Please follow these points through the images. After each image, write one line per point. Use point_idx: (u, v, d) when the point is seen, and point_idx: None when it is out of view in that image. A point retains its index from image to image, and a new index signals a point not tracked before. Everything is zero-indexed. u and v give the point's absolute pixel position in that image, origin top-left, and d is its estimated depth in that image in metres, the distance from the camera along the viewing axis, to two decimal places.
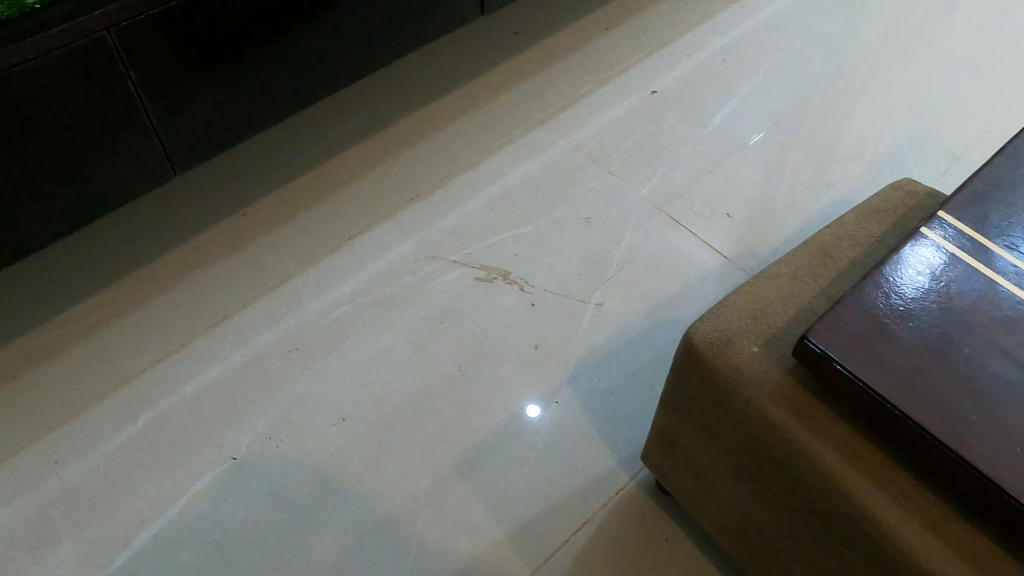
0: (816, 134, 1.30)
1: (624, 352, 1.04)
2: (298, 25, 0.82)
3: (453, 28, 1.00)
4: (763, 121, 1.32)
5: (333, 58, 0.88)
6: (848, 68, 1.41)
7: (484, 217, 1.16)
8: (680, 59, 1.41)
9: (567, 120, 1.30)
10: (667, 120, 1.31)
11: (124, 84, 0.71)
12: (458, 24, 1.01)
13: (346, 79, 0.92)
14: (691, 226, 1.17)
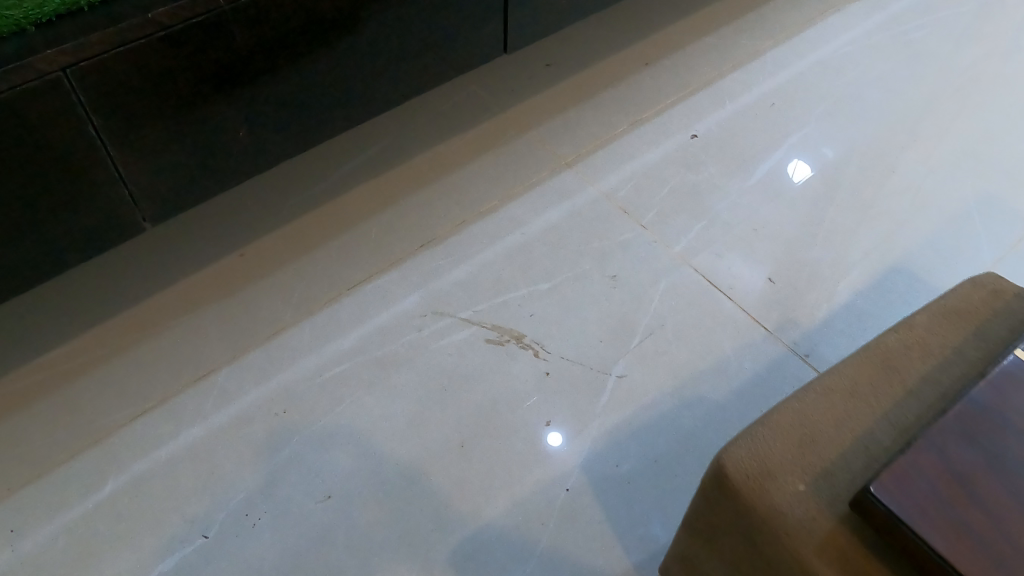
0: (872, 193, 1.18)
1: (647, 434, 0.92)
2: (292, 65, 0.73)
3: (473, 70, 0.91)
4: (813, 174, 1.20)
5: (333, 99, 0.79)
6: (910, 118, 1.29)
7: (500, 270, 1.06)
8: (724, 101, 1.29)
9: (597, 163, 1.19)
10: (707, 168, 1.19)
11: (85, 130, 0.63)
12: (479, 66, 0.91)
13: (348, 123, 0.83)
14: (728, 290, 1.05)
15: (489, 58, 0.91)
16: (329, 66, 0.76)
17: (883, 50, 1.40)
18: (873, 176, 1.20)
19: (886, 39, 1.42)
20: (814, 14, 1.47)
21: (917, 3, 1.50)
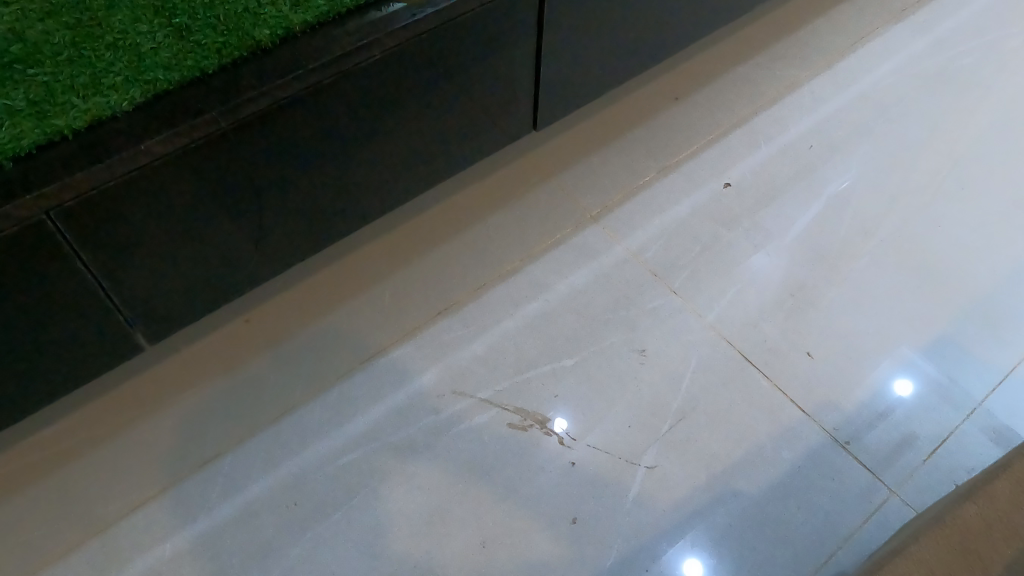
0: (919, 250, 1.11)
1: (681, 533, 0.88)
2: (305, 173, 0.65)
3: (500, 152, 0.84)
4: (855, 228, 1.13)
5: (349, 196, 0.72)
6: (958, 162, 1.20)
7: (522, 343, 0.99)
8: (758, 142, 1.21)
9: (625, 217, 1.11)
10: (740, 223, 1.12)
11: (74, 264, 0.56)
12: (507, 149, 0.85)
13: (363, 212, 0.76)
14: (765, 367, 0.99)
15: (517, 135, 0.84)
16: (345, 165, 0.68)
17: (928, 82, 1.30)
18: (919, 232, 1.13)
19: (930, 68, 1.32)
20: (855, 37, 1.36)
21: (967, 23, 1.39)
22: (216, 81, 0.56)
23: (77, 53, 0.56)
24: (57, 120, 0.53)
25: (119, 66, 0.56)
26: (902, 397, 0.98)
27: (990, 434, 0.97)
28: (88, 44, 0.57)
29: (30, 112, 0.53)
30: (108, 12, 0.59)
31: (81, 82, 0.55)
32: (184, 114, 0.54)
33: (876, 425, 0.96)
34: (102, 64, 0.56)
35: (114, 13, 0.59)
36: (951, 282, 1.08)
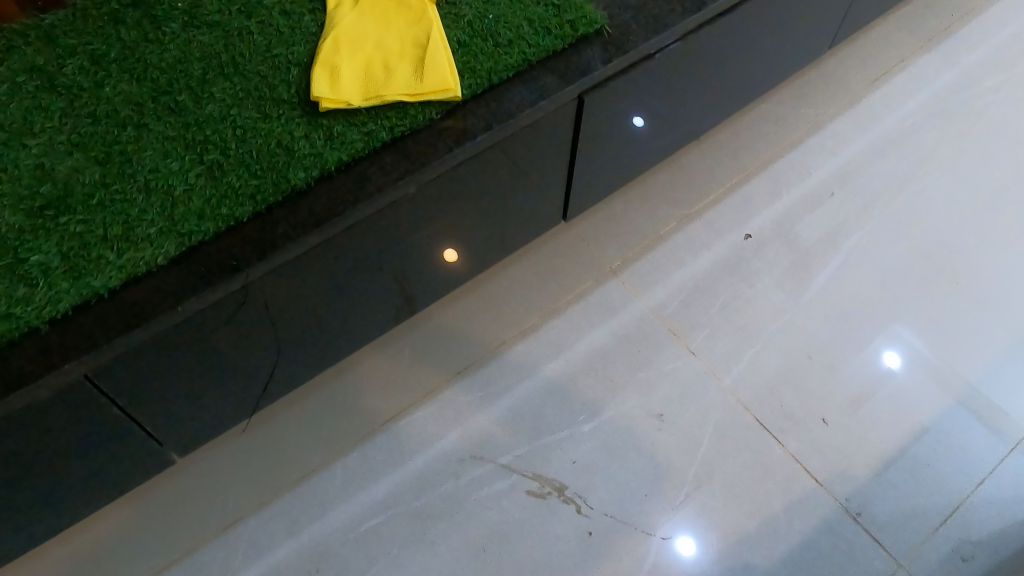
0: (936, 309, 1.10)
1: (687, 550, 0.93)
2: (337, 296, 0.65)
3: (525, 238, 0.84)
4: (877, 287, 1.11)
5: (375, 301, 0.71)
6: (979, 211, 1.19)
7: (541, 406, 1.00)
8: (779, 189, 1.19)
9: (644, 270, 1.11)
10: (759, 279, 1.11)
11: (109, 409, 0.56)
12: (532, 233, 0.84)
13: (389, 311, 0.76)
14: (780, 434, 1.00)
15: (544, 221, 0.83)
16: (374, 281, 0.68)
17: (951, 122, 1.27)
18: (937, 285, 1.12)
19: (954, 106, 1.29)
20: (880, 70, 1.32)
21: (997, 51, 1.35)
22: (249, 229, 0.55)
23: (109, 196, 0.55)
24: (91, 280, 0.52)
25: (154, 212, 0.55)
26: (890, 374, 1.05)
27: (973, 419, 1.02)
28: (119, 185, 0.56)
29: (64, 272, 0.52)
30: (139, 146, 0.57)
31: (114, 232, 0.54)
32: (219, 269, 0.53)
33: (864, 404, 1.02)
34: (135, 211, 0.55)
35: (144, 147, 0.57)
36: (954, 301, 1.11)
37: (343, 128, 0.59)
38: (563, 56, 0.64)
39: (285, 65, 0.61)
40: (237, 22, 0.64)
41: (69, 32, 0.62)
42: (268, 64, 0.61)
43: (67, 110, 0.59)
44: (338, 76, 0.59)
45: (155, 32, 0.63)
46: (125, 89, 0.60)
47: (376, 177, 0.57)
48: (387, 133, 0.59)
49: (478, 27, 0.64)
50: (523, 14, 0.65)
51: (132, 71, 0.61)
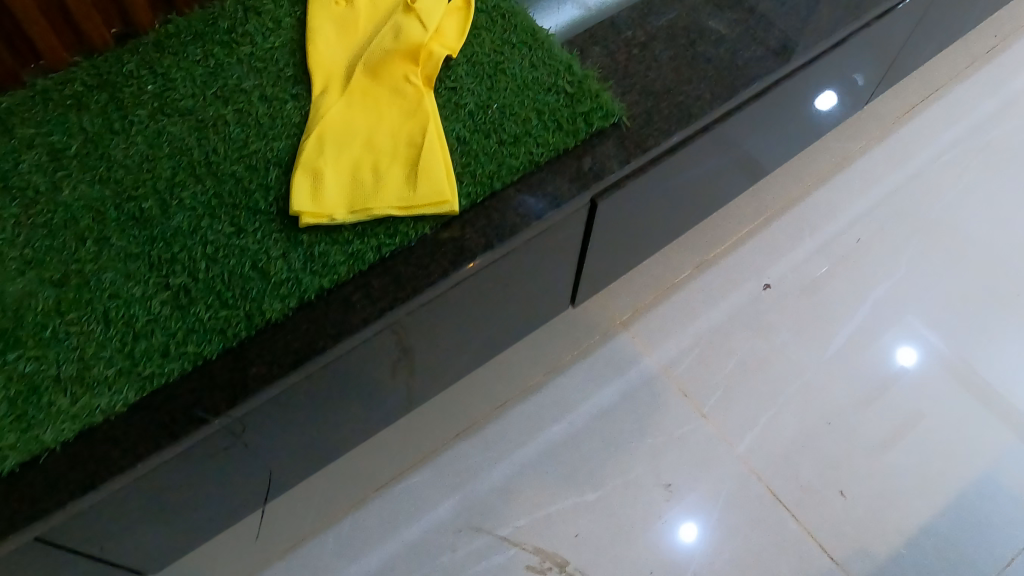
0: (968, 374, 1.03)
1: (688, 536, 0.93)
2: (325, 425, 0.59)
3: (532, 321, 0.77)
4: (908, 355, 1.04)
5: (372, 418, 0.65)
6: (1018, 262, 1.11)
7: (543, 472, 0.95)
8: (803, 234, 1.12)
9: (657, 323, 1.05)
10: (778, 334, 1.05)
11: (66, 553, 0.52)
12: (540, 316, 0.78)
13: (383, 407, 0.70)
14: (795, 508, 0.94)
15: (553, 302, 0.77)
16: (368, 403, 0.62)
17: (990, 159, 1.19)
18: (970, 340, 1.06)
19: (992, 140, 1.21)
20: (915, 98, 1.23)
21: None
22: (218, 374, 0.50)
23: (63, 327, 0.50)
24: (40, 432, 0.47)
25: (113, 349, 0.49)
26: (905, 367, 1.03)
27: (992, 411, 1.01)
28: (74, 313, 0.50)
29: (9, 418, 0.47)
30: (98, 263, 0.52)
31: (70, 375, 0.48)
32: (184, 424, 0.48)
33: (875, 420, 1.00)
34: (94, 347, 0.49)
35: (104, 269, 0.51)
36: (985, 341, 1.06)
37: (324, 247, 0.52)
38: (574, 155, 0.57)
39: (264, 167, 0.55)
40: (212, 110, 0.57)
41: (25, 122, 0.56)
42: (244, 163, 0.55)
43: (19, 218, 0.53)
44: (320, 189, 0.53)
45: (122, 121, 0.57)
46: (86, 193, 0.54)
47: (360, 308, 0.51)
48: (374, 253, 0.52)
49: (479, 120, 0.57)
50: (532, 103, 0.58)
51: (97, 170, 0.55)
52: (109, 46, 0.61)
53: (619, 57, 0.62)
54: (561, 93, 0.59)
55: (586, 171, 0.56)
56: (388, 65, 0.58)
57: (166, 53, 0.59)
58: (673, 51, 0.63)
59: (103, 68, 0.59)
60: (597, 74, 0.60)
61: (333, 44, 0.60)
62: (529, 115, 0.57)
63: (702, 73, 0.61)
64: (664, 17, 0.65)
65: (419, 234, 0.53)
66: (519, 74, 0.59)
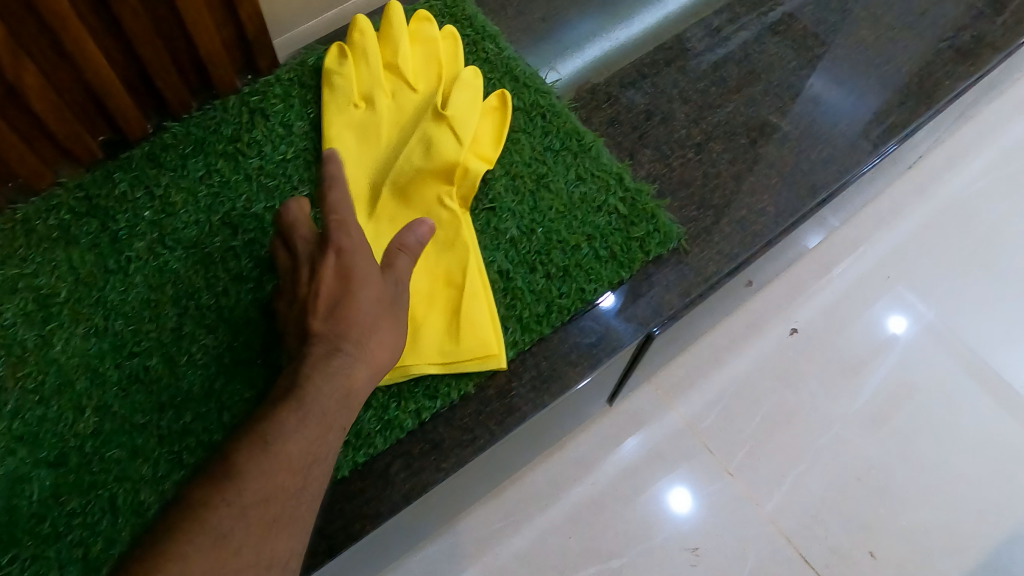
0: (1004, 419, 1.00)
1: (677, 496, 0.95)
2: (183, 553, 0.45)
3: (567, 407, 0.76)
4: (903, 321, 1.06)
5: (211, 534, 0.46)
6: None
7: (566, 539, 0.92)
8: (832, 270, 1.08)
9: (682, 373, 1.02)
10: (805, 383, 1.02)
11: None
12: (573, 402, 0.75)
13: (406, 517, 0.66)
14: (826, 572, 0.92)
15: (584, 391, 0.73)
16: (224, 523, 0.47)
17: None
18: (999, 376, 1.03)
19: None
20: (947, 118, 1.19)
21: None
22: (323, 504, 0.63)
23: (92, 500, 0.62)
24: (118, 543, 0.60)
25: (136, 519, 0.61)
26: (896, 330, 1.05)
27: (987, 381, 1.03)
28: (126, 432, 0.65)
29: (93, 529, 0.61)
30: (131, 382, 0.67)
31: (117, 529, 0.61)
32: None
33: (891, 419, 1.00)
34: (127, 511, 0.61)
35: (121, 434, 0.64)
36: (1007, 375, 1.03)
37: (391, 408, 0.66)
38: (629, 284, 0.74)
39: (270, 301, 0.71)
40: (217, 239, 0.74)
41: (28, 277, 0.71)
42: (257, 305, 0.71)
43: (5, 380, 0.66)
44: None
45: (116, 261, 0.72)
46: (79, 343, 0.68)
47: (428, 461, 0.65)
48: (438, 405, 0.67)
49: (522, 254, 0.74)
50: (587, 231, 0.75)
51: (89, 319, 0.70)
52: (98, 160, 0.78)
53: (671, 159, 0.82)
54: (613, 215, 0.77)
55: (643, 306, 0.72)
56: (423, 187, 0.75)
57: (177, 193, 0.76)
58: (730, 152, 0.83)
59: (91, 193, 0.75)
60: (651, 187, 0.79)
61: (372, 163, 0.78)
62: (583, 246, 0.74)
63: (753, 180, 0.81)
64: (719, 114, 0.86)
65: (485, 376, 0.68)
66: (576, 196, 0.78)
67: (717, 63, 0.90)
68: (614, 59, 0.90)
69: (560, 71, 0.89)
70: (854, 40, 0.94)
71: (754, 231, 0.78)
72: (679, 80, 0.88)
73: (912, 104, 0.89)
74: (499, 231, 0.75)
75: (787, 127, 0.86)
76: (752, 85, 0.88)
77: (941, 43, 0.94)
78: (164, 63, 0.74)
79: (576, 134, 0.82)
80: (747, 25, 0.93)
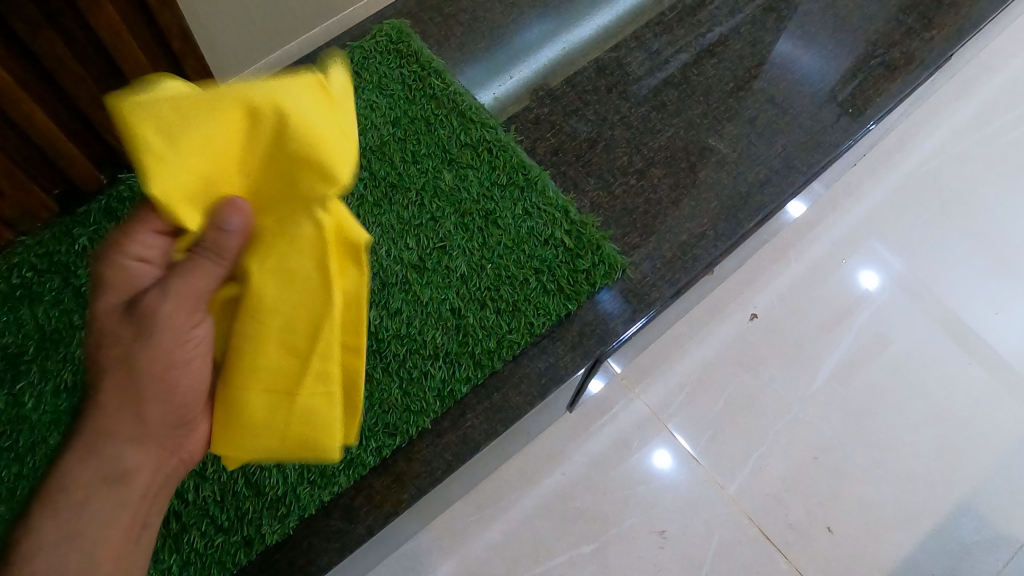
0: (954, 387, 1.08)
1: (659, 462, 1.00)
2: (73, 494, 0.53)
3: (532, 417, 0.81)
4: (874, 279, 1.13)
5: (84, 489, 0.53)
6: (1000, 268, 1.16)
7: (538, 529, 0.96)
8: (786, 258, 1.14)
9: (647, 364, 1.06)
10: (765, 368, 1.06)
11: None
12: (536, 412, 0.79)
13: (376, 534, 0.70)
14: (786, 548, 0.98)
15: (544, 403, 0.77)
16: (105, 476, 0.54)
17: (964, 173, 1.22)
18: (954, 338, 1.11)
19: (969, 150, 1.24)
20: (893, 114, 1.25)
21: (1013, 86, 1.30)
22: (293, 541, 0.68)
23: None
24: None
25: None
26: (868, 287, 1.13)
27: (951, 338, 1.11)
28: None
29: None
30: None
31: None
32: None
33: (855, 377, 1.07)
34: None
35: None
36: (961, 340, 1.11)
37: (353, 446, 0.70)
38: (577, 315, 0.79)
39: None
40: None
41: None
42: None
43: None
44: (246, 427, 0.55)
45: (81, 317, 0.74)
46: (52, 400, 0.70)
47: (390, 493, 0.71)
48: (397, 441, 0.71)
49: (473, 288, 0.78)
50: (535, 265, 0.80)
51: (58, 376, 0.71)
52: (56, 215, 0.79)
53: (614, 187, 0.88)
54: (560, 248, 0.81)
55: (590, 332, 0.78)
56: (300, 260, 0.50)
57: None
58: (670, 177, 0.89)
59: (50, 249, 0.76)
60: (595, 221, 0.84)
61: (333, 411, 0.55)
62: (532, 280, 0.79)
63: (691, 204, 0.87)
64: (659, 139, 0.91)
65: (442, 411, 0.74)
66: (524, 229, 0.82)
67: (657, 88, 0.95)
68: (547, 79, 0.95)
69: (493, 92, 0.93)
70: (789, 60, 1.00)
71: (695, 255, 0.84)
72: (620, 106, 0.93)
73: (846, 123, 0.96)
74: (450, 269, 0.79)
75: (725, 149, 0.92)
76: (690, 110, 0.94)
77: (871, 59, 1.01)
78: (112, 117, 0.75)
79: (522, 168, 0.85)
80: (686, 47, 0.99)
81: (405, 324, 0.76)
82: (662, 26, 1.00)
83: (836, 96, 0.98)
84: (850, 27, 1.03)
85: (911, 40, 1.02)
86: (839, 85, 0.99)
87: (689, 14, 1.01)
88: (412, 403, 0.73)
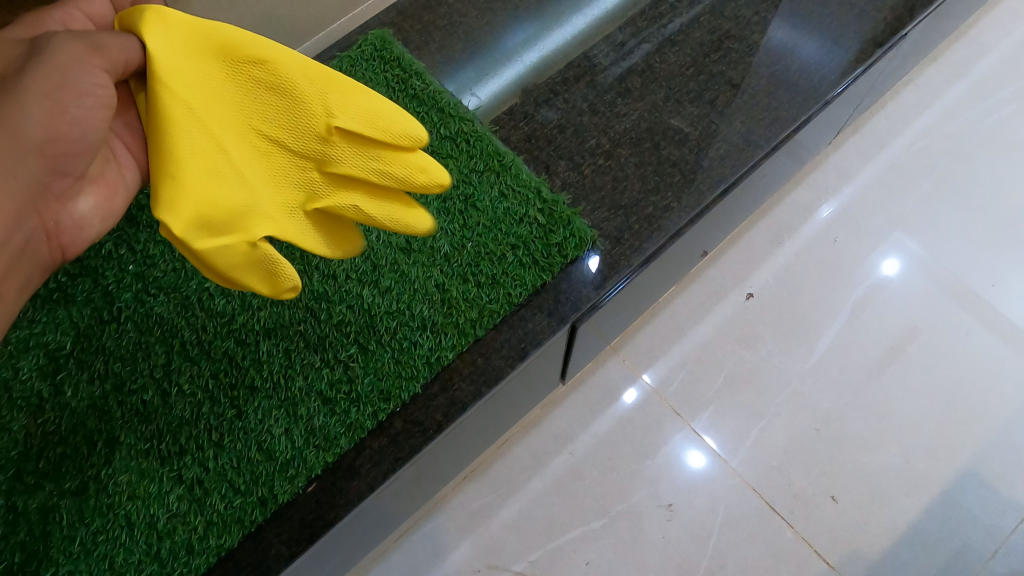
0: (959, 360, 1.09)
1: (693, 461, 1.03)
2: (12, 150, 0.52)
3: (526, 389, 0.86)
4: (893, 267, 1.16)
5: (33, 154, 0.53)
6: (1013, 244, 1.18)
7: (551, 506, 1.00)
8: (781, 239, 1.17)
9: (644, 345, 1.10)
10: (762, 345, 1.10)
11: None
12: (525, 383, 0.84)
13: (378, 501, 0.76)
14: (791, 517, 1.01)
15: (530, 371, 0.82)
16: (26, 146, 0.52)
17: (952, 148, 1.24)
18: (961, 314, 1.13)
19: (957, 128, 1.26)
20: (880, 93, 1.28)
21: (999, 61, 1.32)
22: (304, 500, 0.74)
23: (113, 519, 0.71)
24: (138, 554, 0.70)
25: (152, 531, 0.71)
26: (888, 274, 1.15)
27: (965, 315, 1.13)
28: (131, 465, 0.73)
29: (117, 545, 0.70)
30: (130, 423, 0.75)
31: (135, 542, 0.70)
32: (278, 547, 0.72)
33: (863, 355, 1.10)
34: (142, 525, 0.71)
35: (131, 461, 0.73)
36: (972, 315, 1.13)
37: (351, 411, 0.76)
38: (552, 284, 0.84)
39: (250, 339, 0.79)
40: (194, 284, 0.82)
41: (37, 335, 0.79)
42: (234, 338, 0.79)
43: (27, 427, 0.74)
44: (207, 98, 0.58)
45: (110, 312, 0.81)
46: (88, 389, 0.77)
47: (388, 453, 0.76)
48: (391, 405, 0.77)
49: (456, 265, 0.84)
50: (512, 241, 0.85)
51: (92, 366, 0.78)
52: None
53: (583, 168, 0.93)
54: (534, 224, 0.87)
55: (564, 300, 0.83)
56: (239, 127, 0.59)
57: (156, 244, 0.84)
58: (636, 156, 0.95)
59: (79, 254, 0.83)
60: (566, 198, 0.90)
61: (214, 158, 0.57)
62: (509, 255, 0.84)
63: (658, 181, 0.93)
64: (625, 122, 0.97)
65: (430, 376, 0.79)
66: (502, 209, 0.88)
67: (622, 76, 1.01)
68: (522, 77, 1.02)
69: (477, 95, 1.00)
70: (755, 42, 1.04)
71: (661, 226, 0.89)
72: (588, 94, 1.00)
73: (802, 100, 0.98)
74: (434, 249, 0.85)
75: (686, 128, 0.97)
76: (654, 94, 0.99)
77: (833, 37, 1.04)
78: None
79: (497, 155, 0.91)
80: (649, 37, 1.04)
81: (395, 302, 0.82)
82: (627, 21, 1.06)
83: (798, 71, 1.01)
84: (806, 12, 1.06)
85: (864, 21, 1.04)
86: (800, 65, 1.01)
87: (651, 7, 1.07)
88: (404, 370, 0.78)
